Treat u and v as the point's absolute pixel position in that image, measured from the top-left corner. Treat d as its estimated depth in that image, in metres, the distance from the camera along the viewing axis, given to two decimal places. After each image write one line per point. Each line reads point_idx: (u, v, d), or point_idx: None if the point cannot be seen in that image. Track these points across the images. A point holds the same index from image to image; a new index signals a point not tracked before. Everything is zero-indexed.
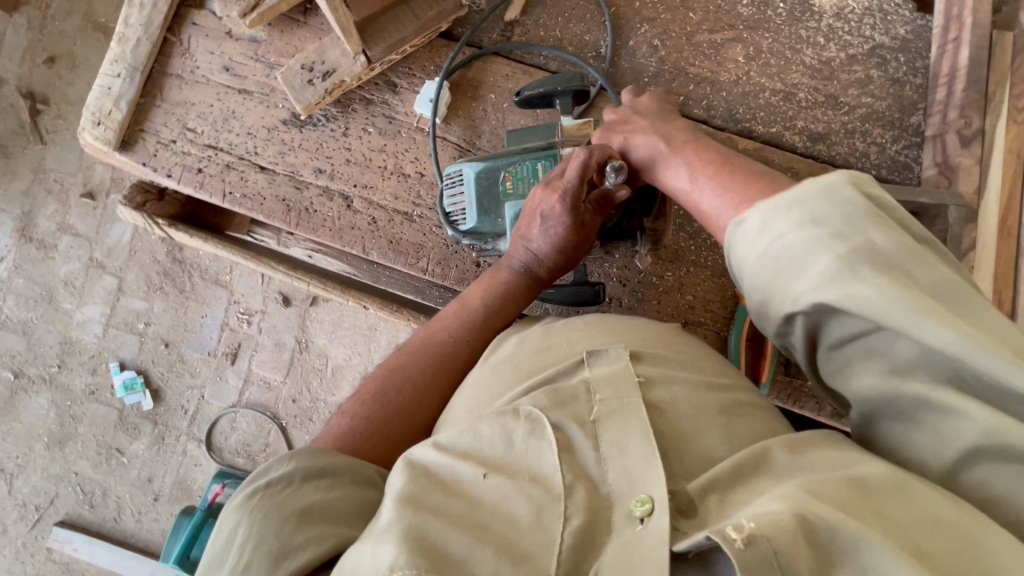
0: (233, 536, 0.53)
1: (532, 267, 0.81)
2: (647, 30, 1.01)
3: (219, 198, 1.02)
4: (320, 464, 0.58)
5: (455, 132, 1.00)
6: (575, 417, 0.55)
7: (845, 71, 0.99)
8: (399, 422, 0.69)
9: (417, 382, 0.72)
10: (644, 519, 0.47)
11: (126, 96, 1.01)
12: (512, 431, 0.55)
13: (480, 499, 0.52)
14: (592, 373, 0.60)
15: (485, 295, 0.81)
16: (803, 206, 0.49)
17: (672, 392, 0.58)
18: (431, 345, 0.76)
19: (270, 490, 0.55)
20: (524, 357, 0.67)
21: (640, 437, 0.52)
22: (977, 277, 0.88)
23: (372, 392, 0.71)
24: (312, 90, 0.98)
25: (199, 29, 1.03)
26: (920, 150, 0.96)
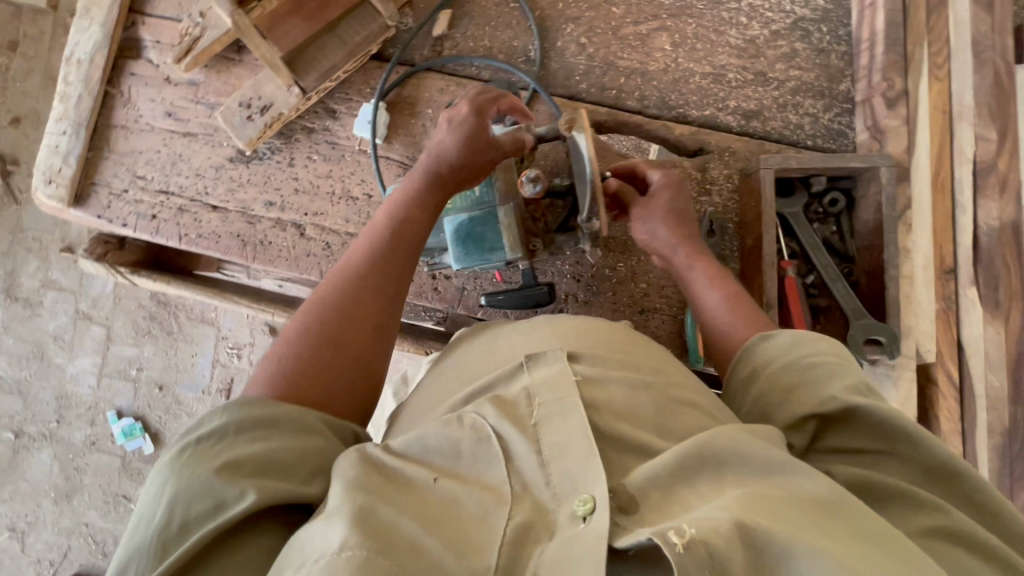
0: (165, 492, 0.55)
1: (441, 168, 0.82)
2: (573, 29, 1.03)
3: (175, 241, 1.03)
4: (250, 418, 0.59)
5: (397, 150, 1.02)
6: (517, 421, 0.56)
7: (770, 47, 1.01)
8: (329, 351, 0.68)
9: (344, 305, 0.71)
10: (585, 519, 0.47)
11: (73, 152, 1.03)
12: (458, 441, 0.57)
13: (428, 500, 0.53)
14: (531, 377, 0.62)
15: (391, 216, 0.80)
16: (821, 345, 0.65)
17: (607, 394, 0.60)
18: (356, 271, 0.75)
19: (202, 444, 0.57)
20: (469, 366, 0.70)
21: (579, 434, 0.53)
22: (917, 234, 0.90)
23: (292, 332, 0.69)
24: (251, 126, 0.99)
25: (138, 79, 1.05)
26: (851, 116, 0.98)
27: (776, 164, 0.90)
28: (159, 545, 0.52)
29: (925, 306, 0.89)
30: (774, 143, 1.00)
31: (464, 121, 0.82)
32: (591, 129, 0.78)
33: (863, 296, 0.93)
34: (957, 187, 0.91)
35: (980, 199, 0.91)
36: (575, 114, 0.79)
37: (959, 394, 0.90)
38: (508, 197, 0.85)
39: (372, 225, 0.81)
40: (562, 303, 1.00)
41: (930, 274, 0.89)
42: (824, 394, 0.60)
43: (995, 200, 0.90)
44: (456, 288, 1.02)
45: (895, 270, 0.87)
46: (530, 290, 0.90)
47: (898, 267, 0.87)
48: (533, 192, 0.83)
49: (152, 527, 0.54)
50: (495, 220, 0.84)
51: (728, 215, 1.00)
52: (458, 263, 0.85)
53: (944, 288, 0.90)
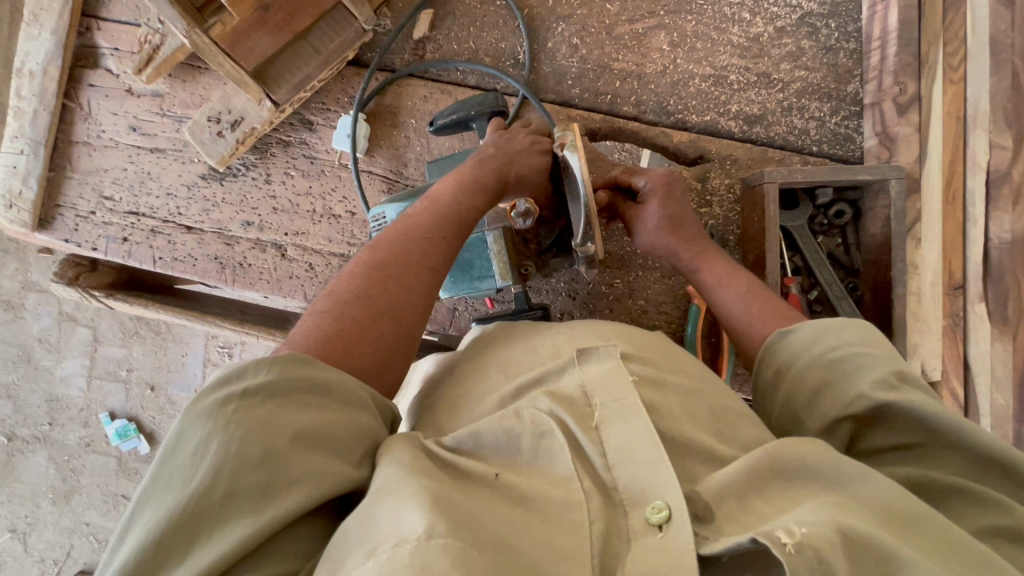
0: (201, 453, 0.46)
1: (504, 157, 0.76)
2: (565, 29, 0.96)
3: (150, 265, 0.98)
4: (299, 381, 0.51)
5: (380, 163, 0.96)
6: (579, 421, 0.52)
7: (775, 45, 0.94)
8: (386, 322, 0.61)
9: (400, 276, 0.64)
10: (662, 527, 0.44)
11: (33, 173, 0.96)
12: (518, 437, 0.52)
13: (489, 495, 0.48)
14: (584, 373, 0.57)
15: (456, 186, 0.73)
16: (845, 331, 0.59)
17: (664, 392, 0.56)
18: (416, 232, 0.68)
19: (243, 402, 0.48)
20: (511, 361, 0.64)
21: (647, 435, 0.49)
22: (927, 248, 0.86)
23: (350, 292, 0.62)
24: (223, 142, 0.93)
25: (97, 90, 0.97)
26: (860, 119, 0.92)
27: (782, 177, 0.85)
28: (190, 518, 0.44)
29: (932, 323, 0.86)
30: (778, 150, 0.95)
31: (518, 138, 0.80)
32: (582, 147, 0.72)
33: (869, 312, 0.90)
34: (967, 197, 0.87)
35: (993, 210, 0.87)
36: (566, 132, 0.74)
37: (963, 412, 0.87)
38: (497, 220, 0.79)
39: (427, 193, 0.74)
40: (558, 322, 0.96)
41: (939, 289, 0.86)
42: (851, 392, 0.55)
43: (1008, 213, 0.86)
44: (447, 310, 0.98)
45: (902, 287, 0.83)
46: (522, 315, 0.85)
47: (906, 283, 0.84)
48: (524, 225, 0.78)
49: (178, 495, 0.45)
50: (483, 245, 0.79)
51: (729, 227, 0.96)
52: (448, 291, 0.83)
53: (952, 303, 0.87)
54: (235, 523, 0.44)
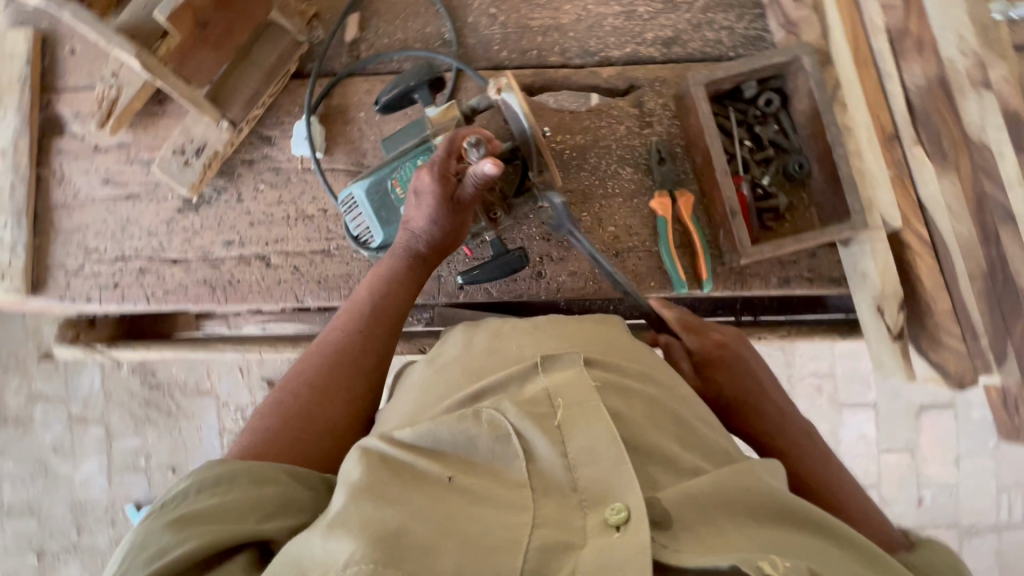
0: (129, 547, 0.58)
1: (418, 245, 0.86)
2: (481, 3, 1.04)
3: (145, 303, 1.02)
4: (212, 475, 0.64)
5: (341, 159, 1.02)
6: (538, 422, 0.58)
7: None
8: (298, 425, 0.74)
9: (350, 357, 0.80)
10: (619, 528, 0.49)
11: (19, 242, 1.00)
12: (476, 437, 0.59)
13: (444, 494, 0.55)
14: (550, 380, 0.64)
15: (369, 288, 0.85)
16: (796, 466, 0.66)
17: (629, 397, 0.63)
18: (345, 317, 0.83)
19: (168, 507, 0.61)
20: (477, 359, 0.71)
21: (609, 440, 0.55)
22: (853, 110, 0.93)
23: (297, 392, 0.76)
24: (190, 171, 0.99)
25: (67, 154, 1.03)
26: (764, 19, 1.01)
27: (704, 78, 0.92)
28: None
29: (878, 175, 0.91)
30: (699, 63, 1.02)
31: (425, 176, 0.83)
32: (517, 89, 0.83)
33: (821, 183, 0.95)
34: (878, 57, 0.94)
35: (902, 63, 0.93)
36: (500, 77, 0.84)
37: (931, 248, 0.92)
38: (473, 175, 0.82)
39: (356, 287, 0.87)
40: (539, 265, 1.01)
41: (875, 144, 0.92)
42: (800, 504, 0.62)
43: (918, 60, 0.93)
44: (432, 279, 1.01)
45: (841, 148, 0.90)
46: (505, 257, 0.93)
47: (844, 145, 0.90)
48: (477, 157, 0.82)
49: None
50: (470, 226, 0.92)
51: (674, 140, 1.02)
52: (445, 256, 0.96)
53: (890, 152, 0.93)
54: None
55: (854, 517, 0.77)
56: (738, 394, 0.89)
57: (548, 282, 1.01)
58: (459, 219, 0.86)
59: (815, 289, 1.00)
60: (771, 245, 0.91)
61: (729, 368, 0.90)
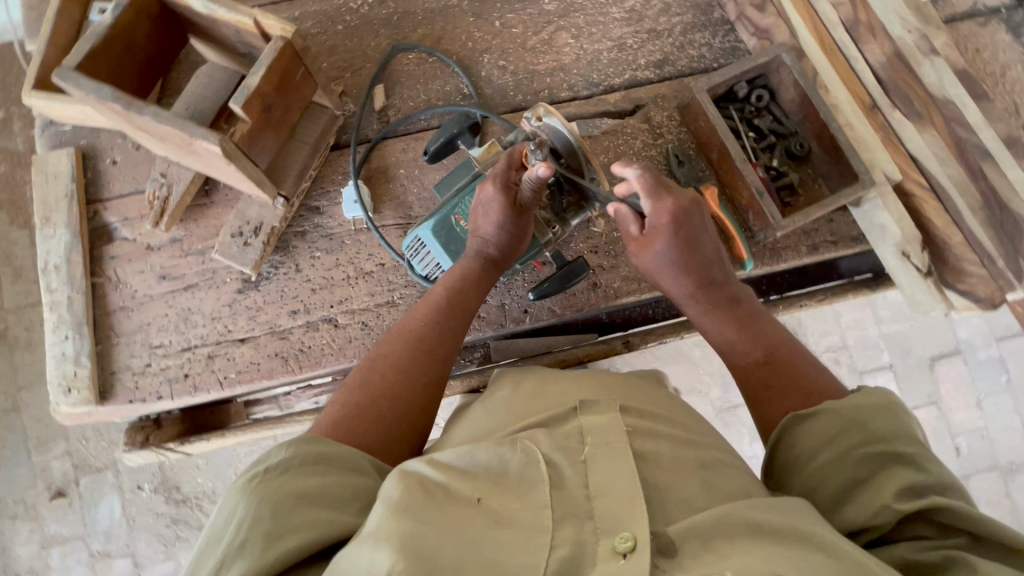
0: (233, 513, 0.61)
1: (483, 251, 0.94)
2: (490, 58, 1.15)
3: (218, 388, 1.02)
4: (314, 453, 0.67)
5: (390, 215, 1.08)
6: (569, 454, 0.66)
7: (649, 8, 1.18)
8: (384, 402, 0.78)
9: (425, 352, 0.85)
10: (626, 554, 0.57)
11: (83, 351, 1.00)
12: (508, 459, 0.66)
13: (471, 516, 0.61)
14: (584, 419, 0.70)
15: (447, 283, 0.92)
16: (839, 423, 0.73)
17: (655, 440, 0.70)
18: (418, 316, 0.89)
19: (269, 473, 0.64)
20: (521, 402, 0.78)
21: (625, 475, 0.63)
22: (834, 91, 1.07)
23: (378, 374, 0.81)
24: (251, 250, 1.03)
25: (119, 259, 1.05)
26: (735, 32, 1.16)
27: (705, 85, 1.05)
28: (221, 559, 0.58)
29: (871, 140, 1.04)
30: (690, 76, 1.15)
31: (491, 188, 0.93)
32: (556, 113, 0.95)
33: (822, 156, 1.08)
34: (841, 46, 1.10)
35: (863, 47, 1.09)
36: (537, 107, 0.96)
37: (935, 193, 1.04)
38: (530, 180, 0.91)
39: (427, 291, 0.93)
40: (594, 276, 1.07)
41: (860, 115, 1.05)
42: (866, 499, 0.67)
43: (873, 42, 1.09)
44: (497, 307, 1.05)
45: (835, 122, 1.02)
46: (567, 266, 1.03)
47: (836, 120, 1.03)
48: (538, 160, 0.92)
49: (222, 540, 0.59)
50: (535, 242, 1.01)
51: (686, 143, 1.12)
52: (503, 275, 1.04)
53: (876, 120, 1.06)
54: (246, 561, 0.57)
55: (816, 394, 0.82)
56: (707, 275, 0.94)
57: (605, 290, 1.07)
58: (522, 222, 0.95)
59: (841, 250, 1.09)
60: (800, 214, 1.01)
61: (696, 242, 0.93)
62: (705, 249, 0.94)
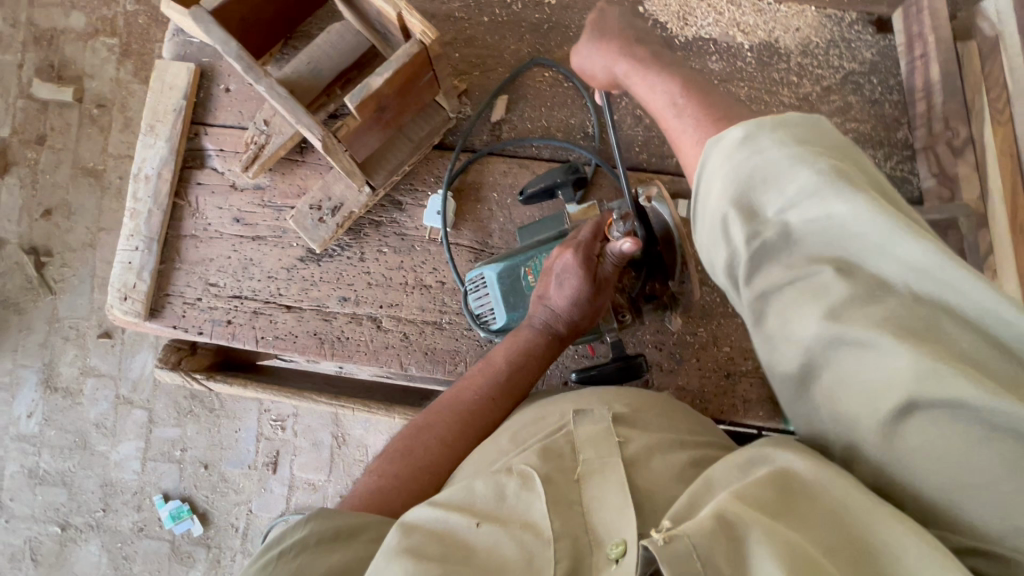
0: None
1: (552, 323, 0.87)
2: (628, 102, 1.05)
3: (253, 344, 1.03)
4: (332, 526, 0.65)
5: (467, 235, 1.03)
6: (564, 473, 0.61)
7: (824, 102, 1.02)
8: (425, 476, 0.75)
9: (473, 432, 0.80)
10: (618, 560, 0.51)
11: (147, 267, 1.03)
12: (505, 485, 0.60)
13: (472, 548, 0.55)
14: (577, 434, 0.67)
15: (509, 354, 0.87)
16: (781, 131, 0.51)
17: (647, 454, 0.64)
18: (470, 386, 0.84)
19: (285, 556, 0.62)
20: (520, 427, 0.74)
21: (617, 491, 0.58)
22: (1003, 278, 0.90)
23: (417, 446, 0.78)
24: (324, 227, 1.00)
25: (204, 187, 1.06)
26: (913, 162, 0.99)
27: None
28: None
29: None
30: None
31: (567, 254, 0.85)
32: (668, 198, 0.88)
33: None
34: None
35: None
36: (651, 186, 0.91)
37: None
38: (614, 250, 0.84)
39: (484, 358, 0.89)
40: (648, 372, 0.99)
41: None
42: (805, 328, 0.49)
43: None
44: None
45: None
46: (623, 362, 0.91)
47: None
48: (621, 230, 0.86)
49: None
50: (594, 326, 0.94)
51: None
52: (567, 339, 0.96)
53: None
54: None
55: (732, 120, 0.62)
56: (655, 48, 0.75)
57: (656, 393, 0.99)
58: (598, 299, 0.87)
59: None
60: None
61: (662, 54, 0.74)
62: (680, 67, 0.71)
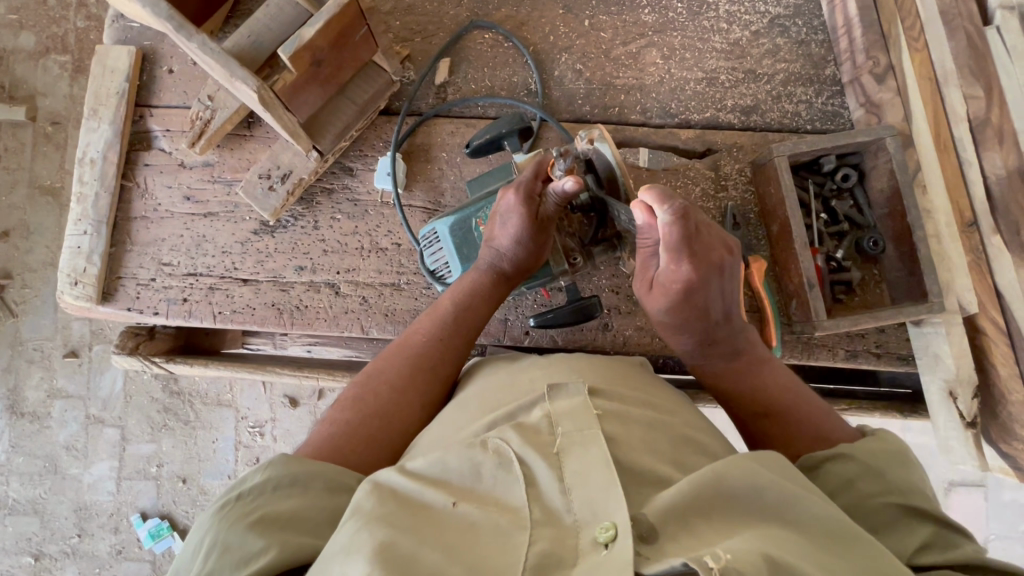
0: (204, 542, 0.58)
1: (498, 264, 0.88)
2: (567, 58, 1.07)
3: (211, 321, 1.03)
4: (293, 473, 0.63)
5: (419, 196, 1.04)
6: (540, 449, 0.57)
7: (754, 46, 1.06)
8: (378, 420, 0.75)
9: (424, 372, 0.81)
10: (607, 546, 0.48)
11: (97, 250, 1.02)
12: (481, 464, 0.57)
13: (444, 524, 0.53)
14: (552, 407, 0.63)
15: (455, 297, 0.88)
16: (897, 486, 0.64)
17: (626, 426, 0.61)
18: (418, 331, 0.85)
19: (242, 500, 0.61)
20: (491, 397, 0.71)
21: (601, 466, 0.54)
22: (933, 194, 0.94)
23: (366, 391, 0.78)
24: (274, 196, 1.01)
25: (152, 168, 1.06)
26: (843, 96, 1.04)
27: (789, 149, 0.93)
28: None
29: (957, 259, 0.92)
30: (777, 133, 1.04)
31: (509, 196, 0.86)
32: (610, 138, 0.86)
33: (895, 261, 0.96)
34: (958, 144, 0.96)
35: (982, 151, 0.96)
36: (593, 128, 0.87)
37: (1009, 338, 0.91)
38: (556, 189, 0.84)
39: (431, 306, 0.89)
40: (607, 316, 1.01)
41: (954, 228, 0.93)
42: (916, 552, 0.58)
43: (996, 151, 0.95)
44: (499, 321, 1.01)
45: (922, 230, 0.90)
46: (578, 305, 0.93)
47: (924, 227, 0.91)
48: (563, 168, 0.85)
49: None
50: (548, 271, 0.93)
51: (748, 206, 1.02)
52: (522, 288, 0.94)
53: (968, 240, 0.94)
54: None
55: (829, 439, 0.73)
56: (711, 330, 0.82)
57: (615, 334, 1.00)
58: (541, 239, 0.87)
59: (882, 365, 0.99)
60: (848, 318, 0.90)
61: (708, 300, 0.79)
62: (710, 326, 0.81)
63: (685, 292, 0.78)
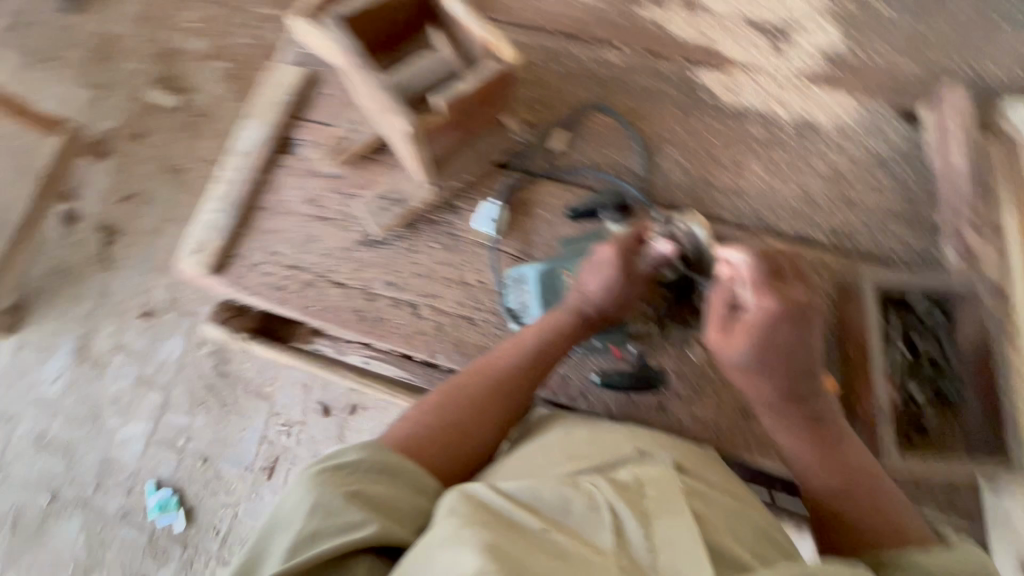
0: (303, 500, 0.67)
1: (586, 311, 0.95)
2: (673, 152, 1.16)
3: (298, 312, 1.11)
4: (381, 461, 0.74)
5: (511, 244, 1.11)
6: (632, 505, 0.63)
7: (854, 176, 1.11)
8: (451, 432, 0.84)
9: (499, 398, 0.88)
10: None
11: (223, 228, 1.15)
12: (571, 501, 0.63)
13: (536, 544, 0.58)
14: (638, 472, 0.69)
15: (538, 334, 0.93)
16: None
17: (703, 506, 0.66)
18: (501, 357, 0.92)
19: (338, 473, 0.70)
20: (576, 443, 0.78)
21: (693, 541, 0.59)
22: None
23: (448, 402, 0.87)
24: (386, 215, 1.13)
25: (287, 170, 1.20)
26: (936, 237, 1.06)
27: None
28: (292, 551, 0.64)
29: None
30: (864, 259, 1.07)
31: (606, 248, 0.95)
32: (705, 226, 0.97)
33: None
34: None
35: None
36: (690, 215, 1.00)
37: None
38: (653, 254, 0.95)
39: (517, 336, 0.95)
40: (665, 397, 1.01)
41: None
42: None
43: None
44: (560, 376, 1.04)
45: None
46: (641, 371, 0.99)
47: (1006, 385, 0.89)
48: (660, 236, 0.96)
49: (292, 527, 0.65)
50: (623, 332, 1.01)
51: (830, 322, 1.01)
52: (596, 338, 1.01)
53: None
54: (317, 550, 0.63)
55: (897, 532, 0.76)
56: (796, 388, 0.81)
57: (670, 417, 1.00)
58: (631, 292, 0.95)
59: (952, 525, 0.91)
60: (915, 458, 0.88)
61: (791, 353, 0.80)
62: (791, 382, 0.81)
63: (767, 331, 0.79)
